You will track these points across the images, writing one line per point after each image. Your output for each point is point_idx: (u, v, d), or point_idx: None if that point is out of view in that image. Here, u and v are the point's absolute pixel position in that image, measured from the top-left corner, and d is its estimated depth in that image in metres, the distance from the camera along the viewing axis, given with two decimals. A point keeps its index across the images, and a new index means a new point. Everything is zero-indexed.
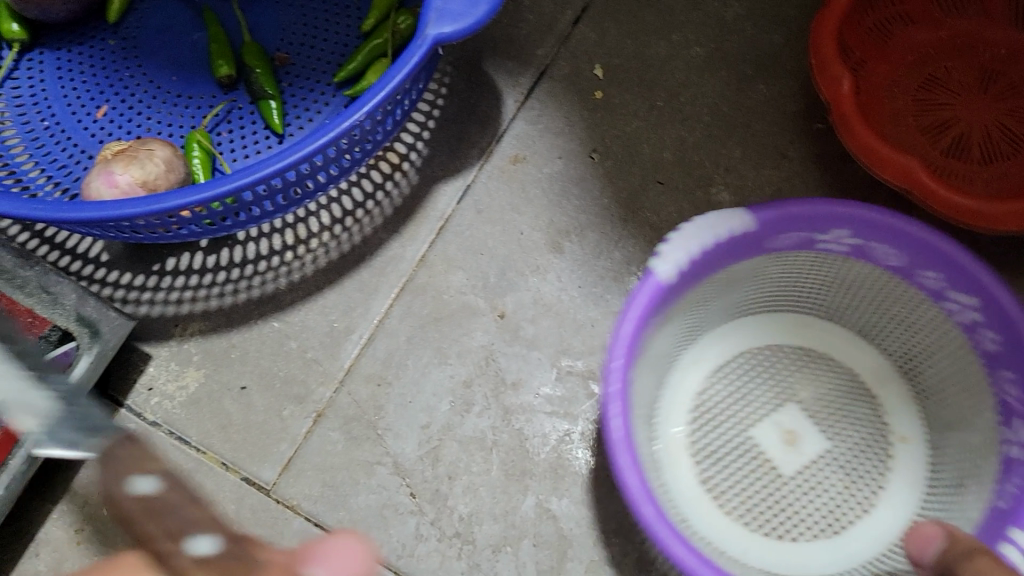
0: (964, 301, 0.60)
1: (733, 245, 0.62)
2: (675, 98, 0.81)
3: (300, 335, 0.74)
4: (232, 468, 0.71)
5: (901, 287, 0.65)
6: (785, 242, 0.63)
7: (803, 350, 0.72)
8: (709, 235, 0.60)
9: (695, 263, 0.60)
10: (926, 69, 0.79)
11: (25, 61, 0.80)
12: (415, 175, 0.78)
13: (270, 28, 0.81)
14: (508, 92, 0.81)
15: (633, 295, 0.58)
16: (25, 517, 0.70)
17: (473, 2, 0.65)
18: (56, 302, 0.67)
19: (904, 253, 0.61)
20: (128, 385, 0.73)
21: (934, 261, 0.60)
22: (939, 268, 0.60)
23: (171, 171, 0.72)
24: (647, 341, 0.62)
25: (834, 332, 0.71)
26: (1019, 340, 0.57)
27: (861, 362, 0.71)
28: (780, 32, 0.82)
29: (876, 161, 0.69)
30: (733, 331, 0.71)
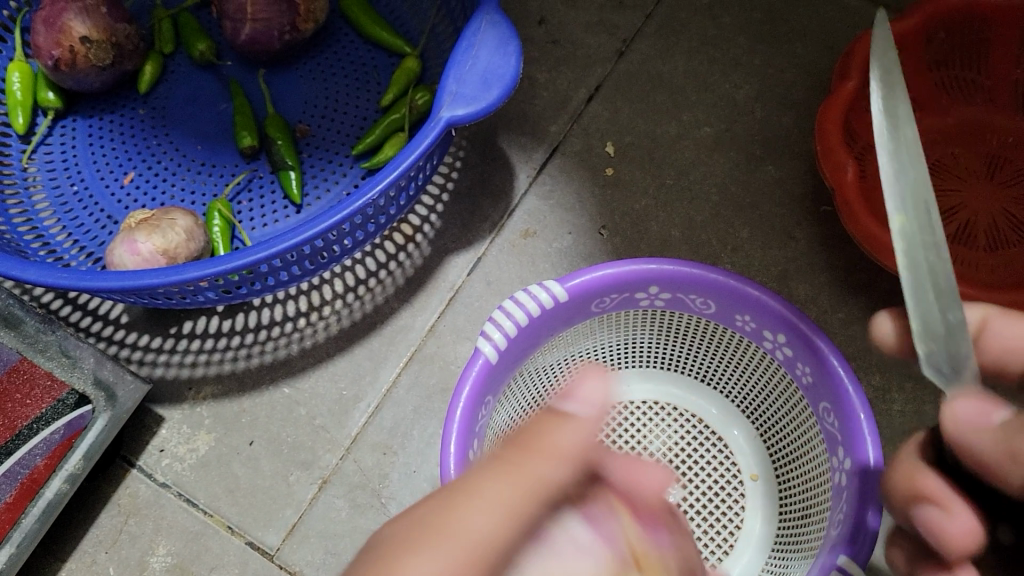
0: (785, 347, 0.65)
1: (562, 312, 0.67)
2: (684, 176, 0.82)
3: (309, 401, 0.76)
4: (237, 532, 0.72)
5: (744, 345, 0.69)
6: (610, 304, 0.68)
7: (654, 402, 0.74)
8: (536, 302, 0.65)
9: (531, 329, 0.66)
10: (932, 154, 0.81)
11: (58, 128, 0.84)
12: (427, 247, 0.80)
13: (293, 100, 0.84)
14: (521, 167, 0.83)
15: (469, 366, 0.63)
16: (33, 575, 0.71)
17: (486, 86, 0.67)
18: (75, 366, 0.68)
19: (751, 316, 0.66)
20: (140, 446, 0.75)
21: (765, 317, 0.65)
22: (778, 328, 0.65)
23: (192, 240, 0.75)
24: (493, 407, 0.67)
25: (679, 382, 0.75)
26: (832, 375, 0.62)
27: (702, 408, 0.74)
28: (789, 115, 0.83)
29: (879, 248, 0.70)
30: None
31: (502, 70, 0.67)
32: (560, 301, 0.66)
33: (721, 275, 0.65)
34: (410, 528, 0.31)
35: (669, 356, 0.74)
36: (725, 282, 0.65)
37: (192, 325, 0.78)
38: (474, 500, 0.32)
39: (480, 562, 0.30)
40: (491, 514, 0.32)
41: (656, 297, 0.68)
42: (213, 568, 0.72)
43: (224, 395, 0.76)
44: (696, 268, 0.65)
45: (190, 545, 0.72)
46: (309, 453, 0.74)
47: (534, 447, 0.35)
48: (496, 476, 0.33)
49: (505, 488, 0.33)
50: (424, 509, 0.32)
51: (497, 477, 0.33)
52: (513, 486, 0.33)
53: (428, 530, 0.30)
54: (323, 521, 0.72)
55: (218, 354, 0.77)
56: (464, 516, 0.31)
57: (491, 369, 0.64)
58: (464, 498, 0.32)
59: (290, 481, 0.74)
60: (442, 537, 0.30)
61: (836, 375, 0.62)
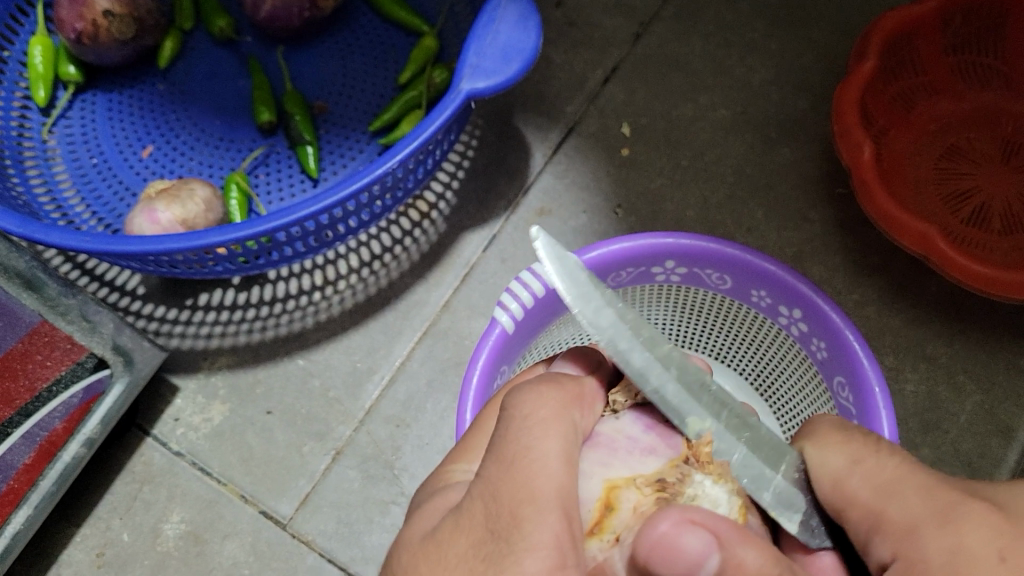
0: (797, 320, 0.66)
1: None
2: (700, 158, 0.83)
3: (324, 373, 0.76)
4: (251, 501, 0.73)
5: (758, 320, 0.69)
6: (626, 277, 0.68)
7: None
8: None
9: (546, 301, 0.66)
10: (949, 138, 0.80)
11: (78, 102, 0.84)
12: (443, 224, 0.81)
13: (311, 78, 0.85)
14: (537, 146, 0.83)
15: (481, 339, 0.63)
16: (48, 539, 0.72)
17: (505, 60, 0.68)
18: (95, 331, 0.69)
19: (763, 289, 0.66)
20: (155, 415, 0.75)
21: (780, 292, 0.65)
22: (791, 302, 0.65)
23: (210, 211, 0.76)
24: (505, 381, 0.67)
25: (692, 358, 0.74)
26: (846, 350, 0.62)
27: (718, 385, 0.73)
28: (805, 98, 0.84)
29: (894, 227, 0.71)
30: None
31: (521, 45, 0.68)
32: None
33: (736, 250, 0.65)
34: (507, 497, 0.37)
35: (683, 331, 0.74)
36: (741, 255, 0.65)
37: (207, 297, 0.78)
38: (531, 463, 0.38)
39: (565, 508, 0.38)
40: (542, 475, 0.38)
41: (671, 271, 0.68)
42: (226, 536, 0.72)
43: (239, 366, 0.76)
44: (713, 243, 0.65)
45: (204, 513, 0.73)
46: (322, 424, 0.75)
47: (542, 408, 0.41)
48: (539, 436, 0.40)
49: (553, 444, 0.40)
50: (506, 488, 0.38)
51: (540, 435, 0.40)
52: (558, 441, 0.40)
53: (513, 502, 0.37)
54: (335, 491, 0.73)
55: (234, 326, 0.77)
56: (531, 476, 0.38)
57: (506, 339, 0.64)
58: (526, 463, 0.38)
59: (303, 451, 0.74)
60: (532, 499, 0.37)
61: (851, 349, 0.62)
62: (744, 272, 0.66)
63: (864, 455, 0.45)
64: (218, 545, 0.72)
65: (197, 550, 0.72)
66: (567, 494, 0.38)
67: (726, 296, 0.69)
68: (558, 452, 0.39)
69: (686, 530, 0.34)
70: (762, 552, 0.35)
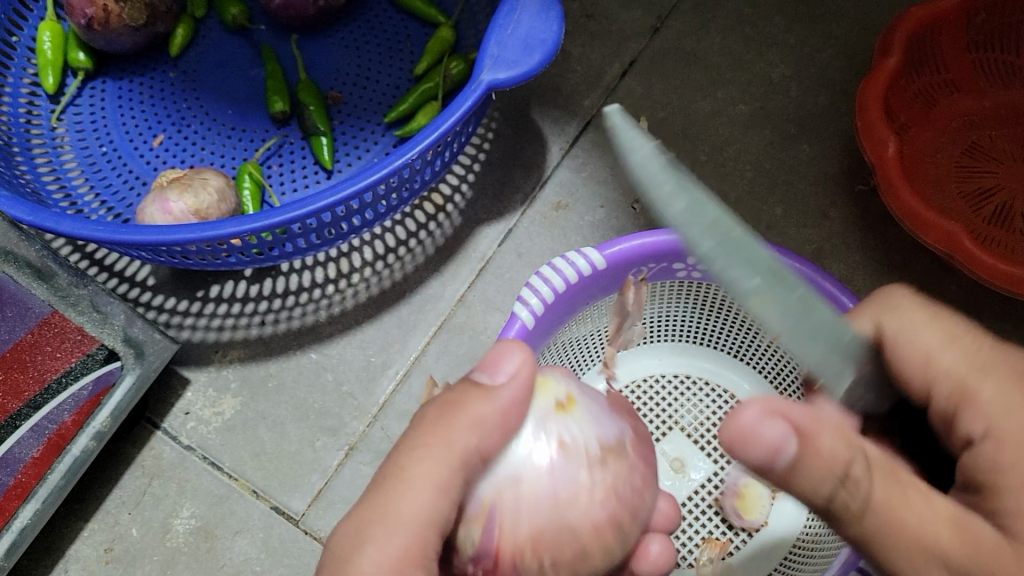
0: None
1: (599, 280, 0.65)
2: (718, 153, 0.81)
3: (337, 367, 0.75)
4: (263, 496, 0.72)
5: None
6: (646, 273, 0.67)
7: (685, 377, 0.72)
8: (574, 269, 0.64)
9: (568, 296, 0.64)
10: (970, 136, 0.79)
11: (87, 89, 0.83)
12: (458, 217, 0.79)
13: (325, 67, 0.84)
14: (554, 140, 0.82)
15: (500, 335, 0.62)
16: (56, 533, 0.71)
17: (528, 50, 0.66)
18: (106, 322, 0.68)
19: None
20: (165, 408, 0.74)
21: None
22: (819, 301, 0.64)
23: (223, 201, 0.75)
24: None
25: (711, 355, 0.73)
26: None
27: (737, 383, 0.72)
28: (825, 94, 0.82)
29: (919, 224, 0.70)
30: (632, 358, 0.73)
31: (544, 35, 0.66)
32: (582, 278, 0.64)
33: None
34: (376, 507, 0.39)
35: (702, 328, 0.72)
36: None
37: (219, 289, 0.77)
38: (406, 480, 0.39)
39: (424, 531, 0.39)
40: (422, 511, 0.39)
41: (693, 267, 0.67)
42: (237, 532, 0.71)
43: (251, 359, 0.75)
44: None
45: (215, 508, 0.72)
46: (336, 419, 0.73)
47: (447, 430, 0.40)
48: (421, 456, 0.40)
49: (439, 470, 0.40)
50: (374, 512, 0.39)
51: (420, 455, 0.40)
52: (433, 466, 0.39)
53: (391, 514, 0.39)
54: (349, 487, 0.72)
55: (246, 318, 0.76)
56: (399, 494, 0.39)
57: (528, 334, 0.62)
58: (396, 482, 0.40)
59: (316, 446, 0.73)
60: (393, 525, 0.39)
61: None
62: None
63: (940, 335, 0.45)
64: (229, 541, 0.71)
65: (208, 546, 0.71)
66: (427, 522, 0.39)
67: (749, 294, 0.68)
68: (440, 461, 0.40)
69: (771, 418, 0.38)
70: (842, 436, 0.38)
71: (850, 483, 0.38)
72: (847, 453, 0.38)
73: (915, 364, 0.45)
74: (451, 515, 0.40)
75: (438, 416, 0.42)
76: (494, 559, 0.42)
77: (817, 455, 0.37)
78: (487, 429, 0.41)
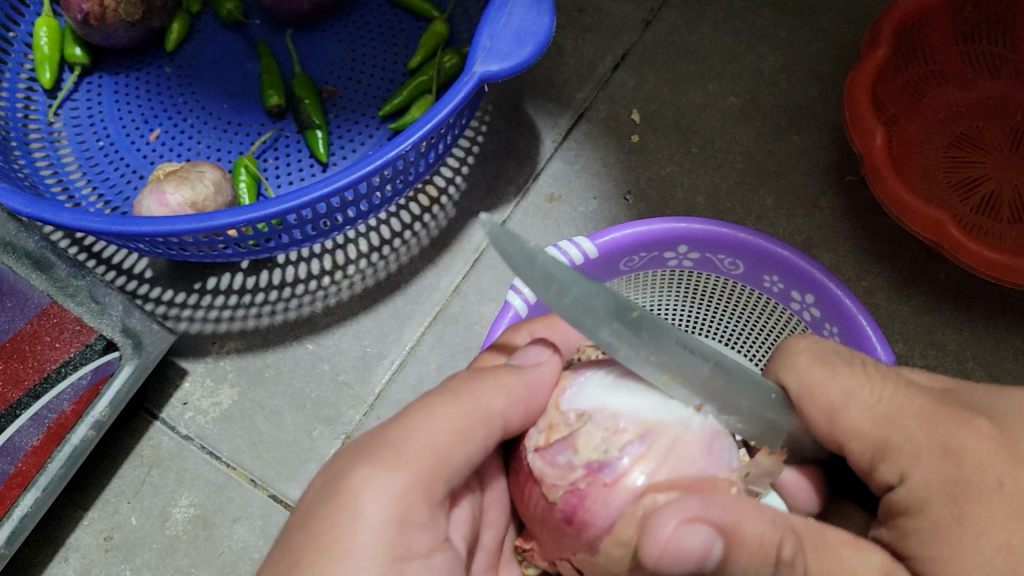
0: (806, 301, 0.66)
1: (591, 269, 0.66)
2: (710, 144, 0.82)
3: (333, 357, 0.76)
4: (260, 485, 0.73)
5: (769, 305, 0.69)
6: (636, 262, 0.68)
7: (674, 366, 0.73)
8: (566, 259, 0.65)
9: None
10: (958, 127, 0.80)
11: (84, 84, 0.84)
12: (452, 209, 0.80)
13: (320, 61, 0.85)
14: (547, 132, 0.83)
15: (492, 324, 0.62)
16: (55, 522, 0.71)
17: (520, 42, 0.67)
18: (104, 313, 0.69)
19: (777, 275, 0.66)
20: (163, 399, 0.75)
21: (795, 279, 0.65)
22: (808, 289, 0.65)
23: (219, 193, 0.75)
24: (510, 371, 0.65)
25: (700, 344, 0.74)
26: (857, 336, 0.62)
27: None
28: (815, 86, 0.83)
29: (907, 213, 0.71)
30: None
31: (536, 28, 0.67)
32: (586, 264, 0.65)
33: (751, 235, 0.65)
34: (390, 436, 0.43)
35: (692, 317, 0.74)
36: (755, 241, 0.64)
37: (216, 281, 0.78)
38: (429, 417, 0.43)
39: (431, 469, 0.42)
40: (435, 447, 0.42)
41: (684, 256, 0.68)
42: (235, 520, 0.72)
43: (248, 350, 0.76)
44: (726, 228, 0.65)
45: (213, 497, 0.72)
46: (332, 408, 0.74)
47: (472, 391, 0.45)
48: (444, 402, 0.44)
49: (458, 415, 0.43)
50: (387, 440, 0.42)
51: (447, 401, 0.44)
52: (457, 411, 0.44)
53: (406, 446, 0.42)
54: None
55: (242, 310, 0.77)
56: (417, 426, 0.43)
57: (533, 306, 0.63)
58: (417, 418, 0.43)
59: (313, 435, 0.74)
60: (402, 457, 0.41)
61: (862, 333, 0.61)
62: (763, 260, 0.66)
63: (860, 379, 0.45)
64: (227, 529, 0.71)
65: (206, 534, 0.71)
66: (436, 453, 0.42)
67: (739, 283, 0.69)
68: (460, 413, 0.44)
69: (690, 530, 0.37)
70: (765, 523, 0.39)
71: (781, 565, 0.39)
72: (772, 536, 0.39)
73: (821, 414, 0.46)
74: (460, 466, 0.43)
75: (470, 379, 0.46)
76: (615, 478, 0.43)
77: (738, 546, 0.39)
78: (517, 397, 0.45)
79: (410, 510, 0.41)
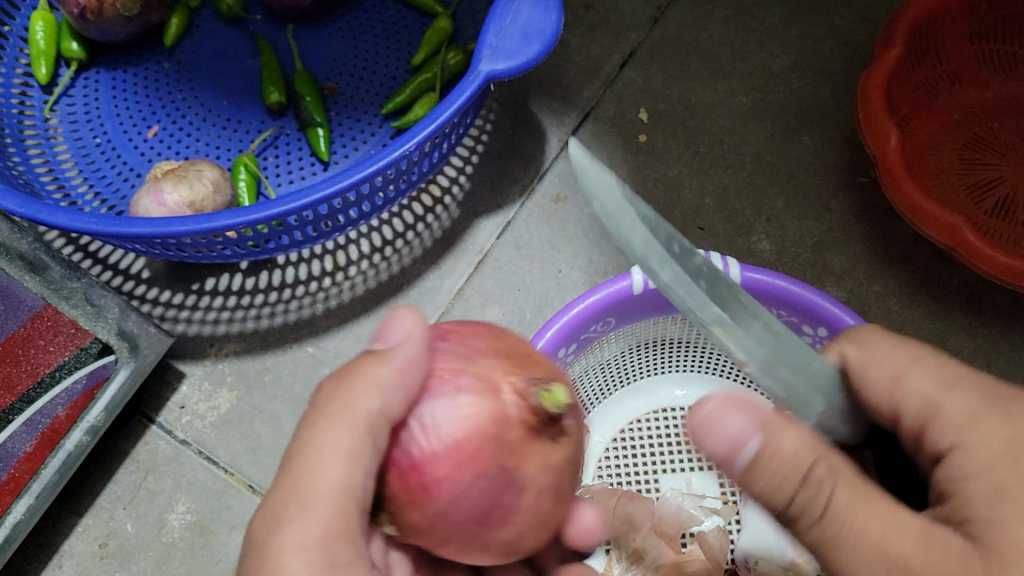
0: (821, 335, 0.62)
1: (640, 301, 0.63)
2: (718, 145, 0.81)
3: (334, 361, 0.74)
4: (259, 491, 0.71)
5: None
6: (678, 303, 0.65)
7: None
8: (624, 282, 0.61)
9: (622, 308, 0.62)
10: (973, 128, 0.79)
11: (81, 80, 0.82)
12: (456, 210, 0.79)
13: (321, 57, 0.83)
14: (553, 131, 0.81)
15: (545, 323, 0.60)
16: (50, 528, 0.70)
17: (527, 40, 0.65)
18: (100, 315, 0.67)
19: (798, 315, 0.62)
20: (160, 403, 0.73)
21: (819, 322, 0.61)
22: (829, 330, 0.61)
23: (218, 192, 0.74)
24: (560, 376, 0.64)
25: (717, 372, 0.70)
26: None
27: None
28: (826, 86, 0.82)
29: (920, 217, 0.69)
30: None
31: (543, 26, 0.65)
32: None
33: (790, 282, 0.61)
34: (286, 488, 0.40)
35: None
36: (769, 282, 0.61)
37: (214, 282, 0.76)
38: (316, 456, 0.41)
39: (343, 504, 0.40)
40: (334, 479, 0.40)
41: None
42: (233, 527, 0.70)
43: (247, 353, 0.74)
44: (761, 274, 0.61)
45: (211, 504, 0.71)
46: None
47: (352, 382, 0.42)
48: (324, 428, 0.41)
49: (342, 441, 0.40)
50: (285, 494, 0.40)
51: (327, 426, 0.41)
52: (340, 433, 0.40)
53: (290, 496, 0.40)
54: None
55: (242, 311, 0.75)
56: (307, 470, 0.40)
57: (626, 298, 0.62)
58: (299, 458, 0.41)
59: None
60: (307, 502, 0.40)
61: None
62: (793, 303, 0.62)
63: (917, 356, 0.45)
64: (225, 536, 0.70)
65: (203, 541, 0.70)
66: (349, 487, 0.40)
67: None
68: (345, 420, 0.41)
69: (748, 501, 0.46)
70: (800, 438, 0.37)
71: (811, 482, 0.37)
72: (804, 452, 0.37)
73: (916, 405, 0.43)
74: (369, 484, 0.40)
75: (337, 386, 0.43)
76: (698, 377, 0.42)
77: (771, 454, 0.37)
78: (388, 388, 0.41)
79: (332, 556, 0.39)
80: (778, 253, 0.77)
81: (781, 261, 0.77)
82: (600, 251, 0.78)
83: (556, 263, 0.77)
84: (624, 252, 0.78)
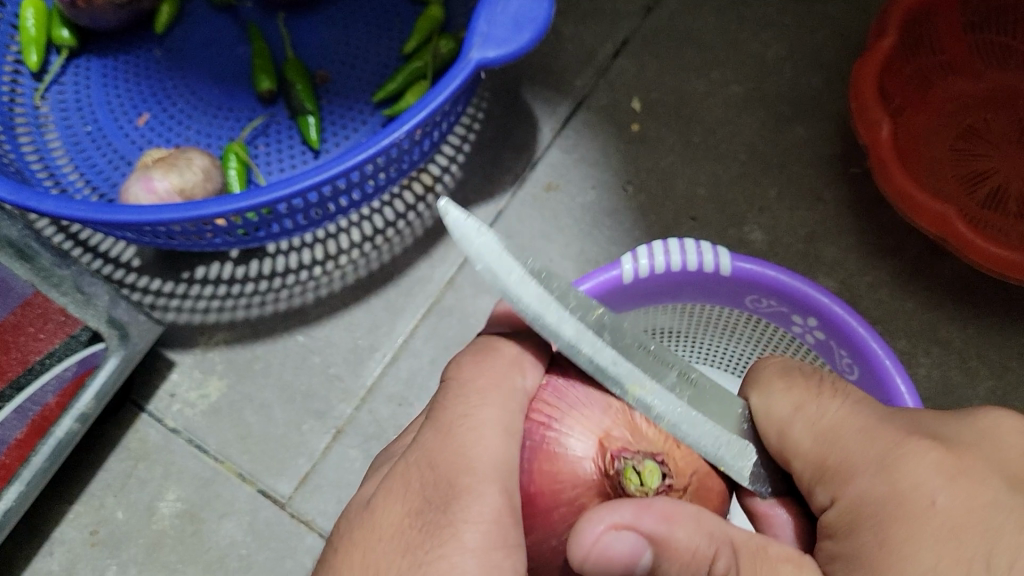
0: (808, 324, 0.62)
1: (644, 285, 0.63)
2: (711, 135, 0.80)
3: (324, 350, 0.74)
4: (249, 480, 0.71)
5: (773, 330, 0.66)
6: (672, 295, 0.64)
7: None
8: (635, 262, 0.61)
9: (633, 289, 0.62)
10: (966, 119, 0.78)
11: (72, 67, 0.82)
12: (448, 198, 0.78)
13: (313, 46, 0.82)
14: (545, 120, 0.81)
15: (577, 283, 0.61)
16: (41, 515, 0.70)
17: (518, 28, 0.65)
18: (90, 303, 0.67)
19: (785, 305, 0.62)
20: (150, 391, 0.73)
21: (806, 311, 0.61)
22: (815, 318, 0.61)
23: (208, 180, 0.74)
24: None
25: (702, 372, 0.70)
26: (877, 366, 0.59)
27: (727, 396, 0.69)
28: (820, 75, 0.81)
29: (911, 208, 0.69)
30: None
31: (534, 14, 0.65)
32: (686, 270, 0.62)
33: (778, 272, 0.60)
34: (443, 465, 0.42)
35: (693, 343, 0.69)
36: (759, 272, 0.61)
37: (205, 270, 0.76)
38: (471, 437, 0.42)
39: (503, 478, 0.41)
40: (496, 456, 0.42)
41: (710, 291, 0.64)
42: (224, 515, 0.70)
43: (238, 342, 0.74)
44: (751, 263, 0.61)
45: (201, 492, 0.71)
46: (323, 403, 0.73)
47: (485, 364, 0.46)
48: (475, 403, 0.44)
49: (493, 416, 0.43)
50: (446, 465, 0.41)
51: (479, 401, 0.44)
52: (495, 411, 0.44)
53: (449, 472, 0.41)
54: (336, 471, 0.71)
55: (232, 300, 0.75)
56: (469, 444, 0.42)
57: (616, 288, 0.62)
58: (462, 433, 0.43)
59: (303, 429, 0.72)
60: (472, 473, 0.41)
61: (882, 366, 0.58)
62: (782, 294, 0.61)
63: (807, 400, 0.43)
64: (215, 524, 0.70)
65: (194, 529, 0.70)
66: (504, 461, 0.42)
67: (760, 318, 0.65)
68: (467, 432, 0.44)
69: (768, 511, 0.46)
70: (692, 531, 0.39)
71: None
72: (704, 549, 0.38)
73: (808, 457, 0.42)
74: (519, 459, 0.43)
75: (474, 364, 0.46)
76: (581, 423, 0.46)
77: (669, 556, 0.39)
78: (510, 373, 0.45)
79: (506, 534, 0.40)
80: (770, 244, 0.77)
81: (773, 252, 0.77)
82: (592, 240, 0.78)
83: (548, 253, 0.77)
84: (616, 242, 0.78)
